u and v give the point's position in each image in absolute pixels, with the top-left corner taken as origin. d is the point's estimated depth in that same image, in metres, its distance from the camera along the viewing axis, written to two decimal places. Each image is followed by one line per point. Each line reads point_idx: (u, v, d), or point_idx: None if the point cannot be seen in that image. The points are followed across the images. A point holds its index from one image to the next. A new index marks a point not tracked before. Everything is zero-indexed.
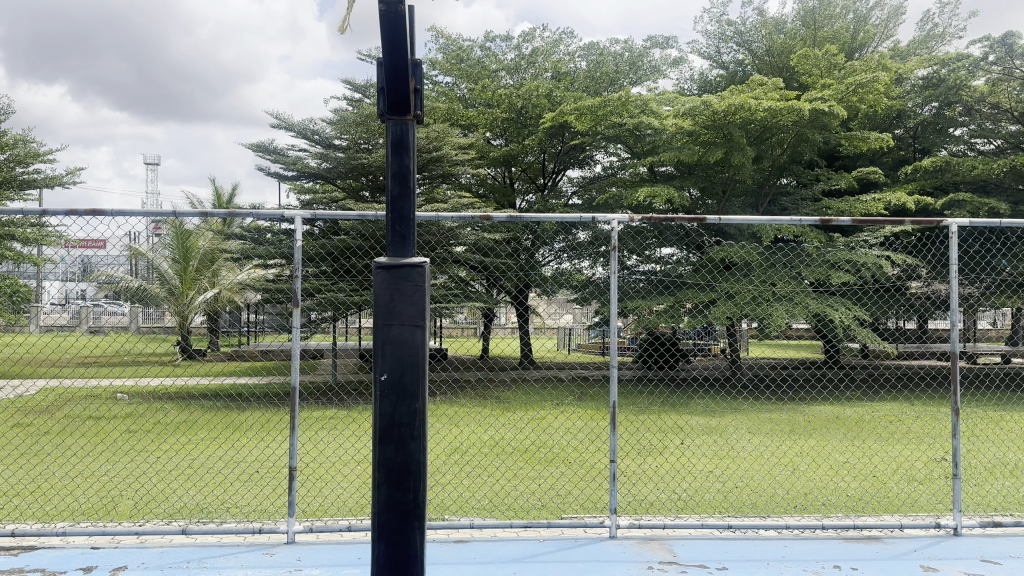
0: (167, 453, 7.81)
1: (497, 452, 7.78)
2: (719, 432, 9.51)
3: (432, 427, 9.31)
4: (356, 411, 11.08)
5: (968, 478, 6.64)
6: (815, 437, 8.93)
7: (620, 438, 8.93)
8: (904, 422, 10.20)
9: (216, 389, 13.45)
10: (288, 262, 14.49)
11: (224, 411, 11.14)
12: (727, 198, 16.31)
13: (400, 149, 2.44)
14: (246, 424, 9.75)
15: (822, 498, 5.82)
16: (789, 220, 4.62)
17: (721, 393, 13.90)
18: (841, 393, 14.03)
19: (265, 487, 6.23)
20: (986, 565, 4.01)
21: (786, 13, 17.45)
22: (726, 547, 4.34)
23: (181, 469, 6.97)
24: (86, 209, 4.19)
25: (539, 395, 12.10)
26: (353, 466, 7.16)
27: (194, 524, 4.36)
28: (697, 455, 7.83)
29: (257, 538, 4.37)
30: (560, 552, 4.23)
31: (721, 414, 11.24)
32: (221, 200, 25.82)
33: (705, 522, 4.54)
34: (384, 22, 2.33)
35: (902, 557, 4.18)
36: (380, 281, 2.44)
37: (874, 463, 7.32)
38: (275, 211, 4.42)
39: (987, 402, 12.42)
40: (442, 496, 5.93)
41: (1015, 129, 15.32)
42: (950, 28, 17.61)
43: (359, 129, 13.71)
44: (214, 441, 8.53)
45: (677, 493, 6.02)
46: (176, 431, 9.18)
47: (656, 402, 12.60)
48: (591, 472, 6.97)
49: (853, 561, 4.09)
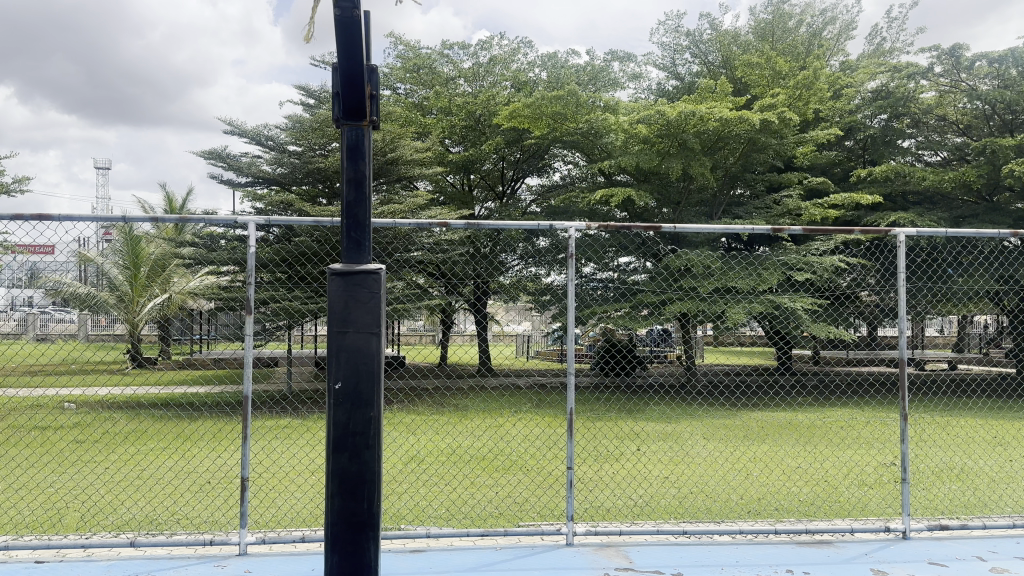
0: (116, 463, 7.61)
1: (454, 461, 7.76)
2: (675, 438, 9.61)
3: (388, 435, 9.25)
4: (311, 420, 10.91)
5: (916, 482, 6.80)
6: (769, 443, 9.08)
7: (577, 445, 8.99)
8: (854, 428, 10.45)
9: (167, 398, 13.13)
10: (241, 268, 14.24)
11: (176, 420, 10.88)
12: (683, 207, 16.53)
13: (355, 155, 2.41)
14: (198, 434, 9.54)
15: (774, 503, 5.91)
16: (742, 228, 4.68)
17: (678, 400, 14.05)
18: (795, 399, 14.27)
19: (217, 497, 6.10)
20: (933, 568, 4.11)
21: (740, 27, 17.78)
22: (678, 552, 4.38)
23: (131, 480, 6.80)
24: (31, 214, 4.06)
25: (496, 402, 12.09)
26: (307, 476, 7.06)
27: (143, 535, 4.27)
28: (653, 461, 7.90)
29: (208, 549, 4.28)
30: (516, 560, 4.21)
31: (676, 420, 11.35)
32: (173, 206, 25.27)
33: (660, 528, 4.57)
34: (339, 26, 2.31)
35: (851, 560, 4.26)
36: (335, 288, 2.41)
37: (825, 468, 7.45)
38: (228, 217, 4.31)
39: (934, 408, 12.76)
40: (398, 504, 5.90)
41: (961, 141, 16.00)
42: (897, 43, 18.13)
43: (315, 135, 13.59)
44: (164, 452, 8.32)
45: (633, 499, 6.07)
46: (125, 442, 8.94)
47: (613, 409, 12.69)
48: (548, 479, 6.99)
49: (803, 565, 4.16)
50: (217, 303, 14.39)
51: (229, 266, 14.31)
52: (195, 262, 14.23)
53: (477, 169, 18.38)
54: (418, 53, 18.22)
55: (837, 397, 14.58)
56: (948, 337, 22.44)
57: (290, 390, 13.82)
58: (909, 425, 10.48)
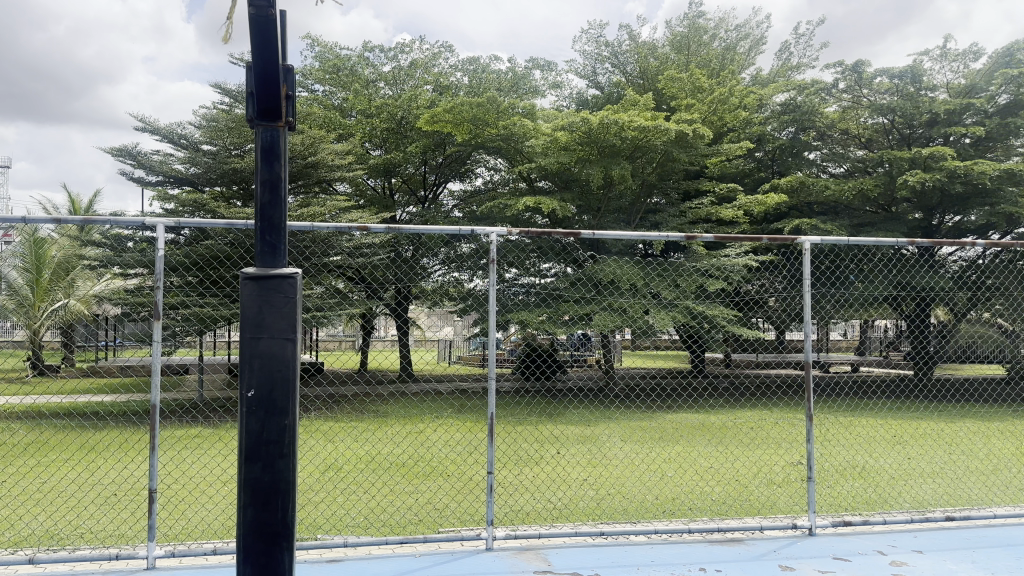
0: (11, 477, 7.18)
1: (374, 467, 7.67)
2: (593, 440, 9.78)
3: (306, 442, 9.05)
4: (225, 428, 10.58)
5: (822, 480, 7.10)
6: (684, 444, 9.34)
7: (497, 449, 9.03)
8: (764, 428, 10.85)
9: (69, 408, 12.49)
10: (151, 271, 13.69)
11: (78, 430, 10.34)
12: (603, 214, 16.83)
13: (269, 157, 2.35)
14: (102, 445, 9.09)
15: (688, 504, 6.06)
16: (659, 236, 4.78)
17: (597, 403, 14.30)
18: (709, 401, 14.72)
19: (122, 510, 5.83)
20: (836, 561, 4.30)
21: (657, 38, 18.24)
22: (606, 556, 4.42)
23: (28, 493, 6.43)
24: None
25: (417, 407, 12.02)
26: (219, 487, 6.82)
27: (42, 553, 4.04)
28: (572, 464, 8.01)
29: (114, 564, 4.09)
30: (436, 566, 4.19)
31: (595, 422, 11.54)
32: (76, 207, 24.05)
33: (579, 530, 4.62)
34: (253, 24, 2.25)
35: (761, 557, 4.40)
36: (246, 292, 2.34)
37: (736, 467, 7.71)
38: (136, 218, 4.14)
39: (839, 408, 13.38)
40: (315, 514, 5.78)
41: (862, 154, 16.94)
42: (804, 60, 18.96)
43: (231, 135, 13.22)
44: (63, 464, 7.89)
45: (552, 502, 6.13)
46: (21, 454, 8.43)
47: (534, 412, 12.81)
48: (468, 484, 6.98)
49: (716, 563, 4.28)
50: (125, 308, 13.79)
51: (138, 269, 13.75)
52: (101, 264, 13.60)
53: (398, 173, 18.24)
54: (338, 55, 17.95)
55: (749, 398, 15.11)
56: (852, 340, 23.59)
57: (202, 397, 13.37)
58: (815, 424, 10.96)
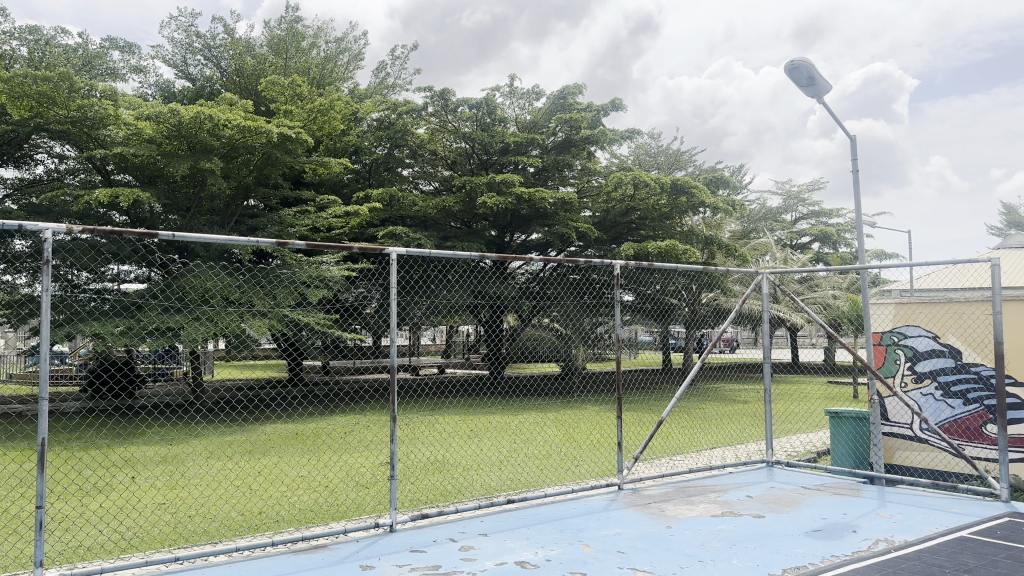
0: (85, 491, 7.76)
1: (412, 478, 8.41)
2: (603, 449, 10.61)
3: (341, 457, 9.73)
4: (258, 443, 11.27)
5: (819, 488, 7.95)
6: (684, 455, 10.21)
7: (516, 457, 9.84)
8: (751, 438, 11.85)
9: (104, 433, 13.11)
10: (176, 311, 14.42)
11: (123, 448, 10.92)
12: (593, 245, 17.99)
13: None
14: (149, 461, 9.67)
15: (697, 505, 6.89)
16: None
17: (600, 413, 15.32)
18: (699, 409, 15.86)
19: (204, 520, 6.51)
20: (818, 565, 5.18)
21: None
22: (549, 533, 5.76)
23: (114, 506, 7.11)
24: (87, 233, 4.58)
25: (434, 428, 12.83)
26: (279, 495, 7.49)
27: (179, 553, 4.85)
28: (587, 471, 8.85)
29: (234, 555, 4.95)
30: (499, 559, 5.07)
31: (601, 433, 12.41)
32: None
33: (607, 544, 5.41)
34: None
35: (763, 562, 5.22)
36: None
37: (737, 473, 8.58)
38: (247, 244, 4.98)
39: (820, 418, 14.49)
40: (373, 513, 6.56)
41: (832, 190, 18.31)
42: None
43: None
44: (124, 478, 8.49)
45: (584, 499, 6.91)
46: (81, 472, 8.99)
47: (541, 423, 13.69)
48: (501, 489, 7.78)
49: (718, 564, 5.14)
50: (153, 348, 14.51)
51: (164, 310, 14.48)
52: (127, 307, 14.31)
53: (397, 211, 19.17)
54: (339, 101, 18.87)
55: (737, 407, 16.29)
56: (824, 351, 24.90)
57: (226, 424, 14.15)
58: (796, 436, 11.99)
